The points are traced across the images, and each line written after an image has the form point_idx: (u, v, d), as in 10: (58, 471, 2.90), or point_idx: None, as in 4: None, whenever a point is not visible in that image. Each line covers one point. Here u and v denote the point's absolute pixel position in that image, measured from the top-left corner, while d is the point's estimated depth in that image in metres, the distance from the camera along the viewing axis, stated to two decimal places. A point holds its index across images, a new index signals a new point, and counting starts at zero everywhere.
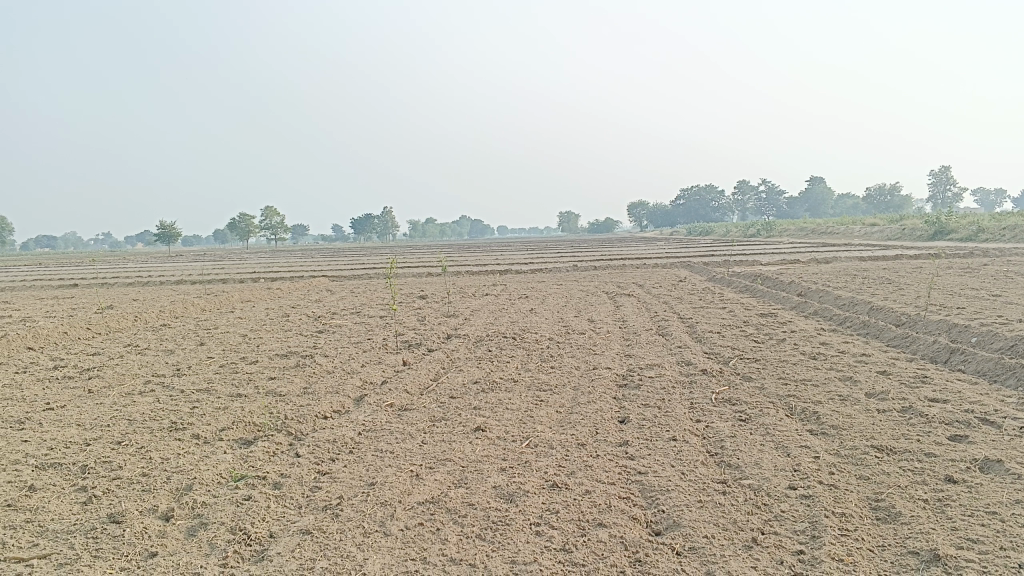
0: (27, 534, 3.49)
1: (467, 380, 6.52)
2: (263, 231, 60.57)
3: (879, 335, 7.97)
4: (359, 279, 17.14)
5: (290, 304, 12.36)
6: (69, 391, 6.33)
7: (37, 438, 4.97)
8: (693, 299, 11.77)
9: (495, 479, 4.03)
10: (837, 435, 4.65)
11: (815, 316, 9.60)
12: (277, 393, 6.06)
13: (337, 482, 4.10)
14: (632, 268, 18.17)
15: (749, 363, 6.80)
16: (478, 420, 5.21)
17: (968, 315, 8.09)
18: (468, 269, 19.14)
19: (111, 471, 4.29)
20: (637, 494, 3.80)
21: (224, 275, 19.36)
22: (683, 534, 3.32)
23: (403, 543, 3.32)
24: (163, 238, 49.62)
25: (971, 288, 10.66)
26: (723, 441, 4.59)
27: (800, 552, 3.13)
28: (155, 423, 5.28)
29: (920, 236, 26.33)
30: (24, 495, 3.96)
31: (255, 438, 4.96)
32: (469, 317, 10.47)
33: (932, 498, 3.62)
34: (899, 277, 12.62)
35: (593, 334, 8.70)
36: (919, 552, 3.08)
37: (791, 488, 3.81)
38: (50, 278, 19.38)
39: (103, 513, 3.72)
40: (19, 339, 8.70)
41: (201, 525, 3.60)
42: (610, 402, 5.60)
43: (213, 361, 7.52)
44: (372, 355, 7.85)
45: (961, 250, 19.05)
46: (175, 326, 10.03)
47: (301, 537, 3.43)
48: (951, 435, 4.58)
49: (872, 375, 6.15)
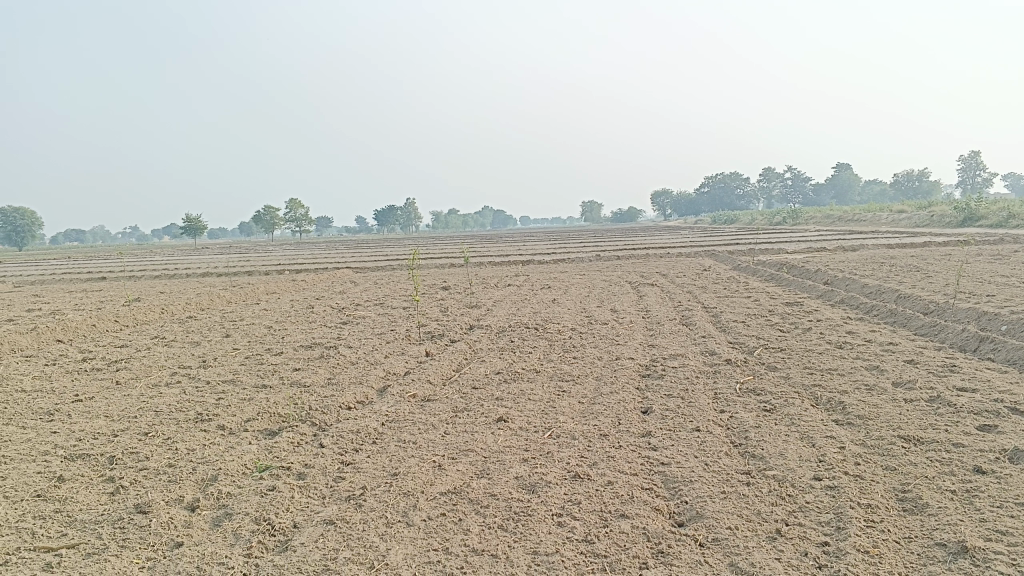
0: (55, 524, 3.54)
1: (490, 371, 6.52)
2: (287, 223, 60.95)
3: (906, 324, 7.86)
4: (383, 270, 17.23)
5: (314, 296, 12.44)
6: (98, 382, 6.42)
7: (66, 429, 5.05)
8: (717, 288, 11.69)
9: (517, 470, 4.03)
10: (863, 426, 4.59)
11: (841, 304, 9.50)
12: (301, 384, 6.10)
13: (360, 472, 4.12)
14: (656, 257, 18.09)
15: (774, 353, 6.74)
16: (500, 411, 5.21)
17: (998, 303, 7.96)
18: (491, 260, 19.13)
19: (138, 462, 4.34)
20: (660, 485, 3.78)
21: (249, 267, 19.51)
22: (706, 526, 3.30)
23: (425, 533, 3.33)
24: (189, 231, 50.09)
25: (1002, 275, 10.48)
26: (748, 432, 4.55)
27: (825, 544, 3.10)
28: (181, 414, 5.34)
29: (949, 222, 25.95)
30: (53, 486, 4.01)
31: (279, 429, 5.00)
32: (492, 307, 10.49)
33: (961, 489, 3.57)
34: (928, 264, 12.46)
35: (616, 324, 8.66)
36: (946, 544, 3.04)
37: (816, 479, 3.78)
38: (79, 271, 19.70)
39: (130, 504, 3.76)
40: (49, 332, 8.84)
41: (225, 515, 3.64)
42: (633, 392, 5.57)
43: (239, 352, 7.59)
44: (395, 345, 7.88)
45: (991, 236, 18.75)
46: (201, 317, 10.14)
47: (324, 527, 3.45)
48: (981, 425, 4.51)
49: (899, 365, 6.07)
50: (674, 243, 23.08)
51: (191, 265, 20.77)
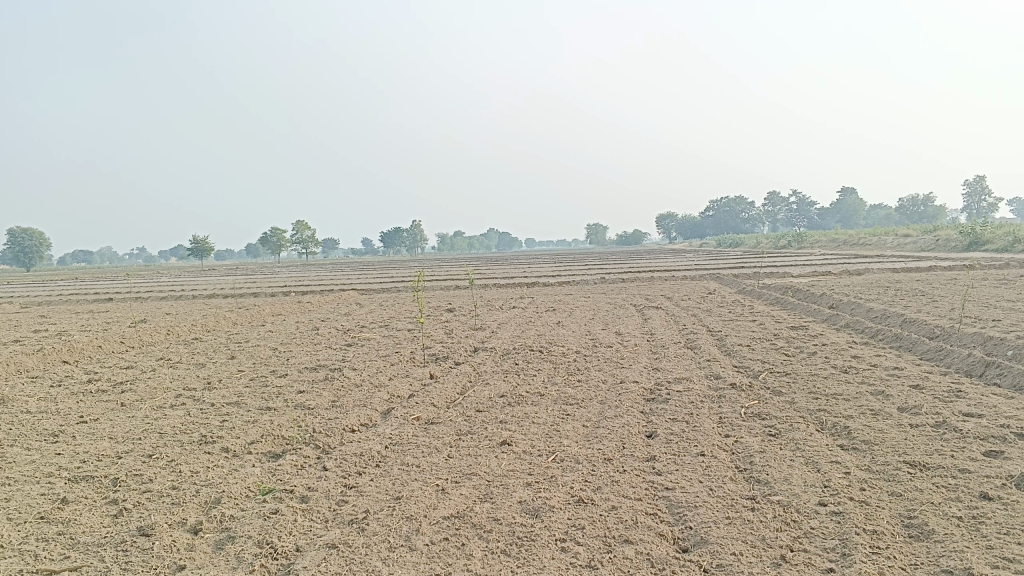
0: (58, 546, 3.54)
1: (494, 393, 6.51)
2: (293, 244, 61.14)
3: (912, 348, 7.85)
4: (388, 292, 17.27)
5: (319, 318, 12.46)
6: (103, 404, 6.43)
7: (70, 450, 5.05)
8: (723, 311, 11.69)
9: (520, 494, 4.02)
10: (868, 451, 4.57)
11: (846, 328, 9.48)
12: (305, 406, 6.10)
13: (364, 496, 4.11)
14: (661, 280, 18.09)
15: (779, 377, 6.72)
16: (504, 434, 5.20)
17: (1004, 327, 7.94)
18: (495, 282, 19.16)
19: (142, 485, 4.35)
20: (664, 510, 3.77)
21: (255, 289, 19.59)
22: (711, 552, 3.29)
23: (428, 558, 3.32)
24: (195, 253, 50.24)
25: (1008, 299, 10.47)
26: (752, 457, 4.54)
27: (831, 570, 3.08)
28: (185, 435, 5.34)
29: (954, 246, 25.93)
30: (56, 508, 4.01)
31: (284, 451, 5.00)
32: (497, 330, 10.49)
33: (967, 515, 3.55)
34: (934, 288, 12.43)
35: (621, 348, 8.66)
36: (952, 571, 3.02)
37: (821, 505, 3.76)
38: (85, 292, 19.78)
39: (133, 526, 3.76)
40: (55, 353, 8.86)
41: (229, 538, 3.64)
42: (637, 416, 5.56)
43: (244, 374, 7.60)
44: (400, 367, 7.88)
45: (997, 260, 18.70)
46: (206, 339, 10.16)
47: (327, 551, 3.44)
48: (987, 451, 4.49)
49: (905, 389, 6.05)
50: (679, 267, 23.08)
51: (197, 287, 20.84)
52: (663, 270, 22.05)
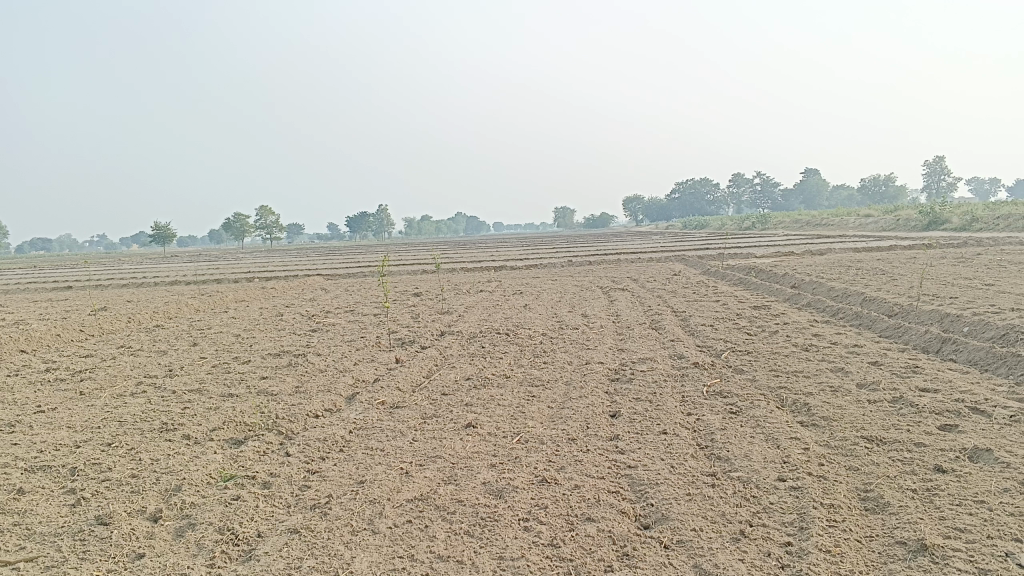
0: (13, 537, 3.48)
1: (459, 377, 6.51)
2: (257, 229, 60.47)
3: (872, 326, 7.98)
4: (353, 277, 17.16)
5: (283, 303, 12.34)
6: (60, 393, 6.31)
7: (27, 440, 4.96)
8: (687, 292, 11.79)
9: (484, 475, 4.02)
10: (827, 426, 4.65)
11: (808, 307, 9.61)
12: (268, 392, 6.05)
13: (327, 480, 4.09)
14: (627, 263, 18.20)
15: (741, 356, 6.79)
16: (469, 417, 5.20)
17: (960, 305, 8.09)
18: (463, 266, 19.08)
19: (101, 473, 4.28)
20: (626, 489, 3.80)
21: (219, 275, 19.34)
22: (671, 528, 3.32)
23: (391, 540, 3.31)
24: (156, 240, 49.32)
25: (965, 277, 10.68)
26: (714, 434, 4.59)
27: (788, 544, 3.13)
28: (146, 423, 5.27)
29: (914, 226, 26.39)
30: (13, 498, 3.94)
31: (246, 438, 4.95)
32: (464, 313, 10.48)
33: (921, 487, 3.63)
34: (894, 267, 12.64)
35: (587, 330, 8.68)
36: (905, 542, 3.08)
37: (780, 480, 3.81)
38: (43, 280, 19.42)
39: (91, 515, 3.71)
40: (12, 342, 8.67)
41: (189, 525, 3.60)
42: (602, 396, 5.60)
43: (206, 361, 7.51)
44: (365, 353, 7.84)
45: (954, 240, 19.15)
46: (168, 326, 10.02)
47: (289, 536, 3.42)
48: (942, 425, 4.58)
49: (864, 366, 6.16)
50: (645, 249, 23.22)
51: (158, 274, 20.60)
52: (630, 252, 22.14)
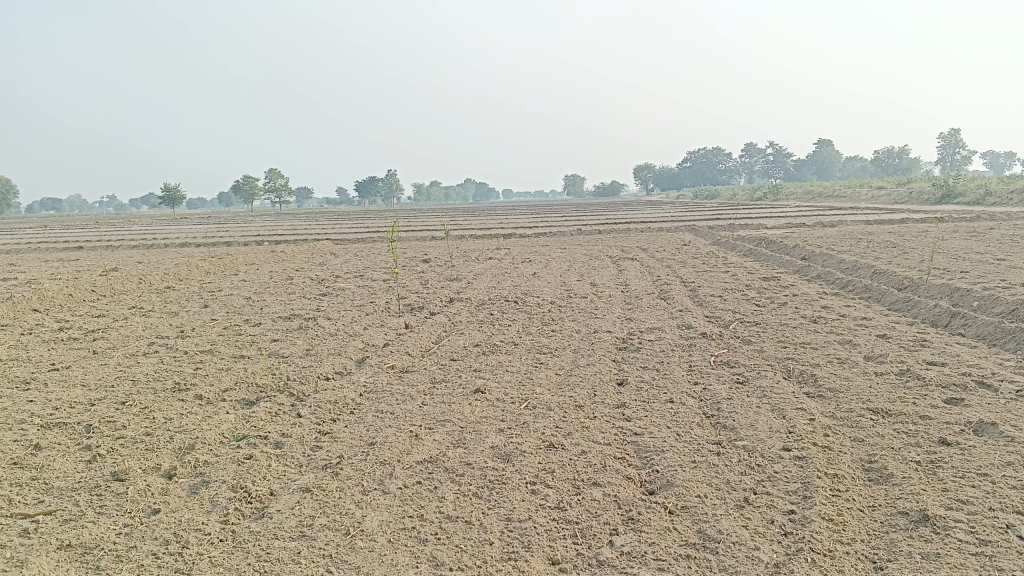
0: (32, 491, 3.56)
1: (468, 343, 6.56)
2: (267, 193, 60.51)
3: (880, 299, 7.98)
4: (362, 242, 17.21)
5: (292, 268, 12.38)
6: (73, 352, 6.39)
7: (42, 397, 5.04)
8: (697, 262, 11.80)
9: (492, 440, 4.07)
10: (833, 398, 4.68)
11: (817, 279, 9.60)
12: (279, 354, 6.12)
13: (338, 442, 4.15)
14: (637, 232, 18.19)
15: (749, 326, 6.83)
16: (478, 382, 5.26)
17: (971, 279, 8.07)
18: (472, 233, 19.09)
19: (115, 431, 4.35)
20: (632, 455, 3.85)
21: (229, 238, 19.42)
22: (676, 494, 3.37)
23: (401, 500, 3.37)
24: (166, 202, 49.36)
25: (976, 251, 10.64)
26: (721, 404, 4.63)
27: (792, 512, 3.17)
28: (158, 383, 5.34)
29: (927, 199, 26.20)
30: (30, 454, 4.02)
31: (257, 399, 5.02)
32: (473, 280, 10.51)
33: (925, 459, 3.66)
34: (905, 241, 12.61)
35: (595, 298, 8.70)
36: (908, 512, 3.13)
37: (785, 449, 3.86)
38: (54, 241, 19.49)
39: (108, 471, 3.78)
40: (25, 301, 8.76)
41: (203, 483, 3.67)
42: (609, 364, 5.65)
43: (217, 323, 7.58)
44: (375, 317, 7.90)
45: (967, 213, 18.98)
46: (179, 288, 10.09)
47: (301, 495, 3.49)
48: (947, 398, 4.61)
49: (872, 339, 6.18)
50: (656, 219, 23.16)
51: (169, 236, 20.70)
52: (639, 221, 22.09)
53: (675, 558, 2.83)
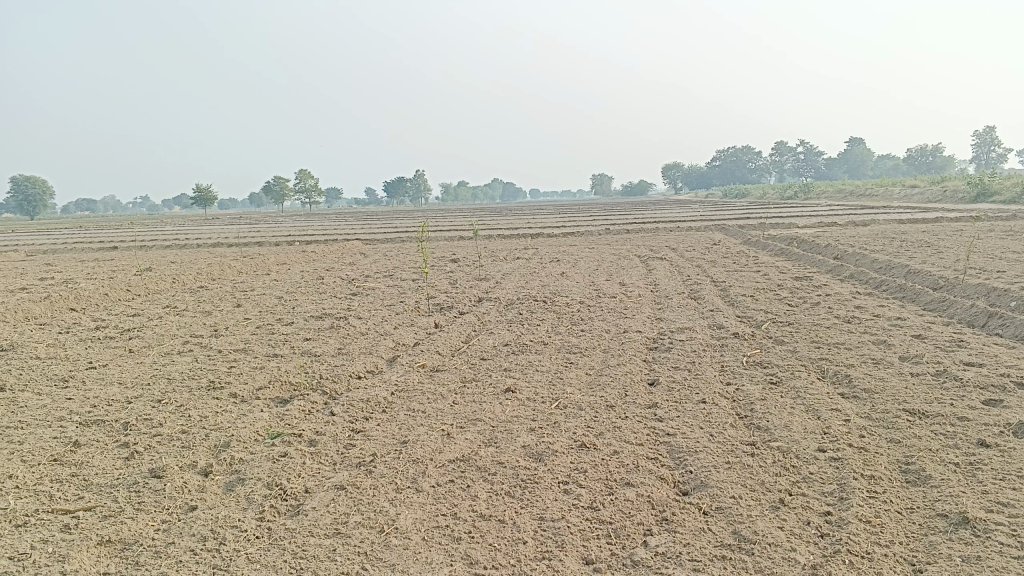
0: (72, 487, 3.63)
1: (498, 342, 6.56)
2: (297, 193, 61.00)
3: (915, 299, 7.87)
4: (391, 242, 17.31)
5: (323, 267, 12.48)
6: (110, 350, 6.50)
7: (81, 395, 5.13)
8: (727, 262, 11.71)
9: (524, 439, 4.07)
10: (868, 398, 4.63)
11: (850, 279, 9.49)
12: (312, 353, 6.17)
13: (370, 440, 4.18)
14: (666, 232, 18.09)
15: (781, 326, 6.77)
16: (508, 381, 5.27)
17: (1008, 279, 7.93)
18: (500, 233, 19.11)
19: (152, 429, 4.42)
20: (665, 455, 3.83)
21: (260, 238, 19.60)
22: (710, 495, 3.35)
23: (435, 498, 3.39)
24: (198, 203, 49.96)
25: (1013, 251, 10.45)
26: (754, 404, 4.59)
27: (828, 513, 3.15)
28: (193, 381, 5.42)
29: (962, 198, 25.77)
30: (69, 450, 4.10)
31: (291, 397, 5.07)
32: (502, 280, 10.52)
33: (964, 461, 3.61)
34: (940, 240, 12.41)
35: (625, 298, 8.68)
36: (947, 514, 3.08)
37: (820, 450, 3.82)
38: (90, 241, 19.80)
39: (146, 468, 3.84)
40: (62, 301, 8.91)
41: (239, 480, 3.71)
42: (640, 364, 5.63)
43: (250, 322, 7.67)
44: (405, 317, 7.94)
45: (1003, 212, 18.65)
46: (212, 287, 10.21)
47: (335, 492, 3.52)
48: (986, 399, 4.54)
49: (907, 339, 6.09)
50: (685, 218, 23.00)
51: (201, 236, 20.97)
52: (669, 221, 21.97)
53: (710, 559, 2.82)
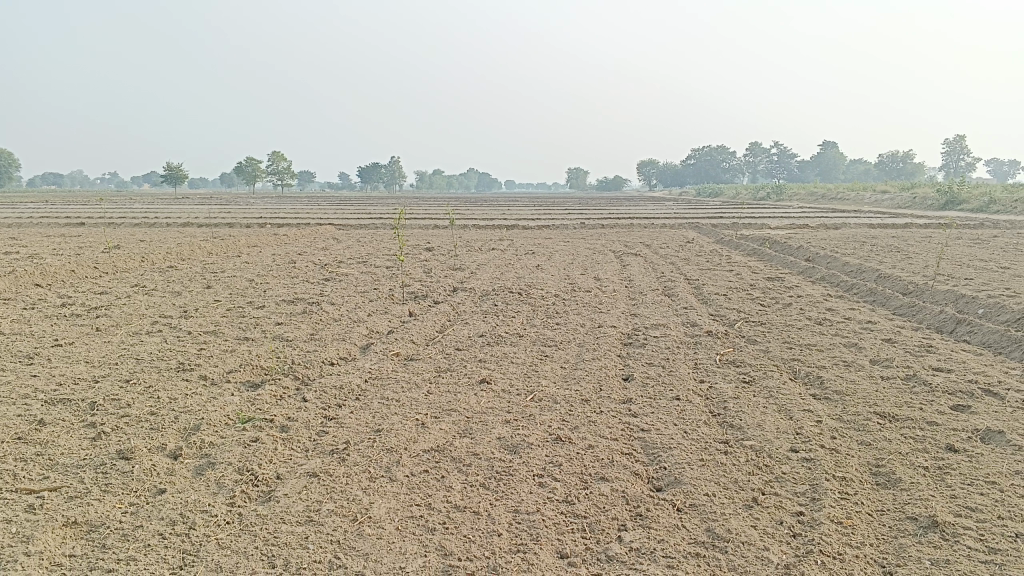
0: (37, 467, 3.55)
1: (473, 333, 6.54)
2: (269, 174, 60.31)
3: (885, 303, 7.97)
4: (365, 229, 17.19)
5: (295, 251, 12.34)
6: (76, 328, 6.37)
7: (46, 372, 5.03)
8: (701, 260, 11.78)
9: (499, 431, 4.06)
10: (840, 400, 4.68)
11: (822, 281, 9.59)
12: (284, 337, 6.11)
13: (343, 427, 4.14)
14: (641, 228, 18.16)
15: (754, 326, 6.82)
16: (483, 372, 5.25)
17: (976, 286, 8.06)
18: (475, 223, 19.03)
19: (120, 409, 4.34)
20: (639, 451, 3.83)
21: (231, 219, 19.37)
22: (684, 492, 3.36)
23: (408, 488, 3.36)
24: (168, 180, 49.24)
25: (980, 259, 10.62)
26: (727, 403, 4.62)
27: (800, 514, 3.17)
28: (162, 362, 5.33)
29: (930, 205, 26.16)
30: (33, 429, 4.00)
31: (262, 381, 5.01)
32: (476, 271, 10.49)
33: (933, 465, 3.66)
34: (910, 245, 12.58)
35: (599, 293, 8.69)
36: (917, 517, 3.12)
37: (793, 451, 3.85)
38: (55, 216, 19.42)
39: (113, 449, 3.77)
40: (27, 276, 8.72)
41: (209, 464, 3.66)
42: (615, 359, 5.64)
43: (221, 304, 7.56)
44: (379, 304, 7.88)
45: (971, 220, 18.98)
46: (182, 267, 10.06)
47: (308, 479, 3.48)
48: (954, 404, 4.61)
49: (877, 343, 6.17)
50: (660, 215, 23.09)
51: (169, 215, 20.66)
52: (644, 217, 22.05)
53: (685, 556, 2.82)
